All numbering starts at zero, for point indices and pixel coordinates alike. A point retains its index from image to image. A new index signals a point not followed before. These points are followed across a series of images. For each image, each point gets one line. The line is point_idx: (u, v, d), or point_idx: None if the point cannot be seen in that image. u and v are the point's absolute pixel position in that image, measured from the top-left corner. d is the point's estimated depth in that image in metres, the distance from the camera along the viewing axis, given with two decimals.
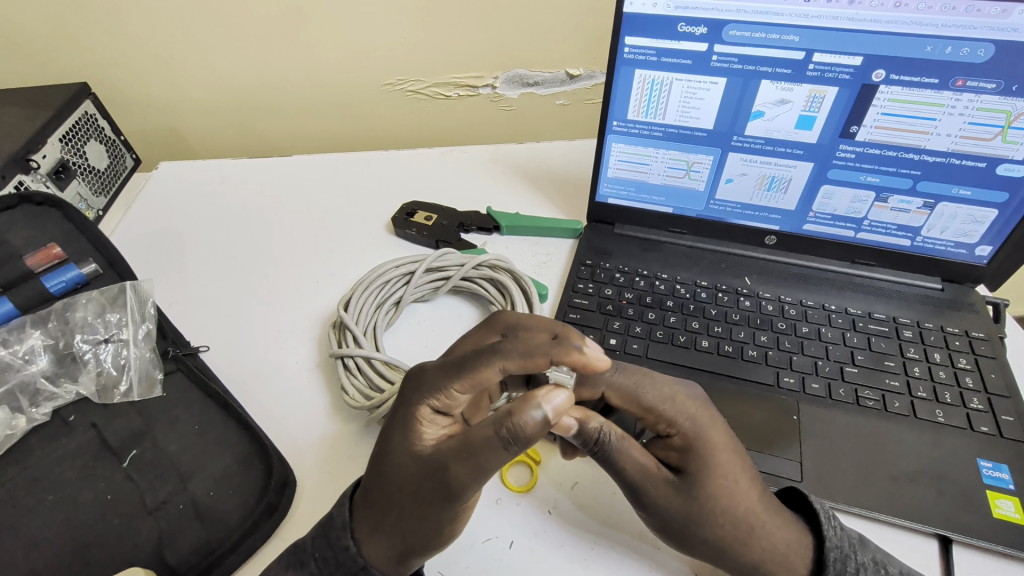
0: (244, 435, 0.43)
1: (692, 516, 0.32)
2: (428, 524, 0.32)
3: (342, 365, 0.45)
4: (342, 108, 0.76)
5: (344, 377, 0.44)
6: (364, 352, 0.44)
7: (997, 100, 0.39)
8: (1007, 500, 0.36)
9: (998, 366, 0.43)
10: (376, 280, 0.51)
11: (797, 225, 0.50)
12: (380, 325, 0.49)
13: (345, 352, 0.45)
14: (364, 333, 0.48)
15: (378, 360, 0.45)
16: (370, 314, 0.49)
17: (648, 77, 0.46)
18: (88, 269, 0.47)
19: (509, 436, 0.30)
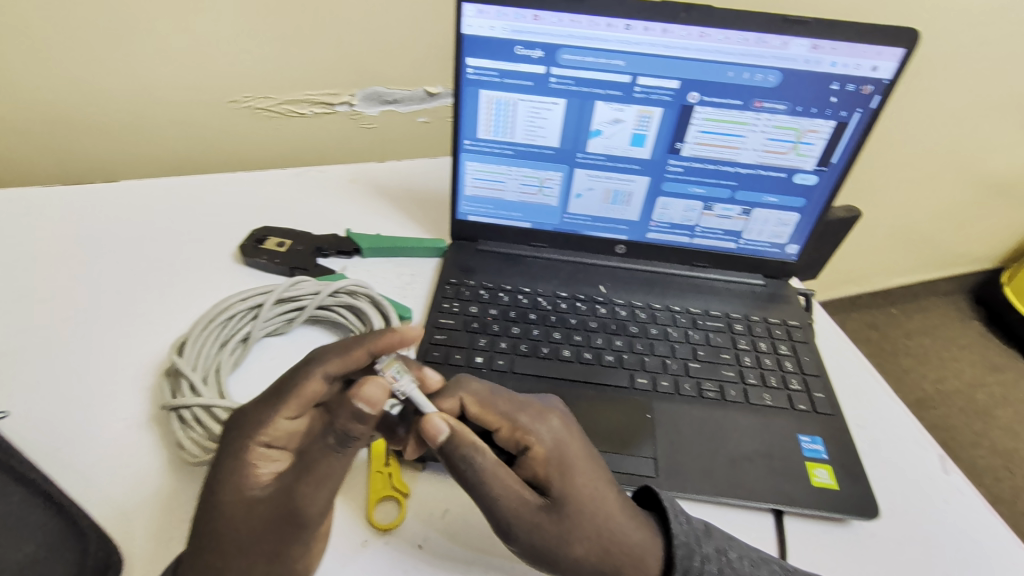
0: (52, 515, 0.35)
1: (555, 530, 0.33)
2: (282, 557, 0.33)
3: (177, 417, 0.40)
4: (180, 126, 0.69)
5: (179, 432, 0.40)
6: (202, 401, 0.40)
7: (788, 119, 0.45)
8: (822, 469, 0.41)
9: (810, 349, 0.49)
10: (218, 316, 0.46)
11: (642, 234, 0.54)
12: (224, 366, 0.44)
13: (180, 403, 0.40)
14: (205, 378, 0.43)
15: (220, 408, 0.40)
16: (212, 355, 0.44)
17: (493, 97, 0.47)
18: None
19: (338, 438, 0.34)
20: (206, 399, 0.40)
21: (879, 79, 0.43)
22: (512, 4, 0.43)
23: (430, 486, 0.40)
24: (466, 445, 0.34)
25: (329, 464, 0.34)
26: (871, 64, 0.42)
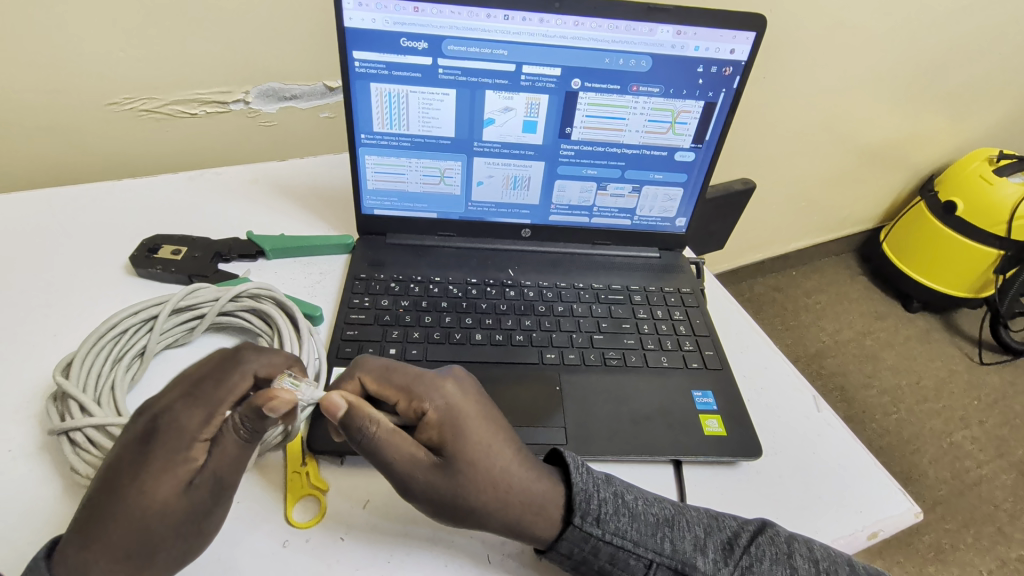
0: None
1: (454, 487, 0.35)
2: (201, 539, 0.33)
3: (67, 441, 0.38)
4: (53, 134, 0.64)
5: (72, 455, 0.38)
6: (95, 421, 0.38)
7: (663, 101, 0.48)
8: (713, 418, 0.45)
9: (701, 312, 0.54)
10: (107, 331, 0.44)
11: (544, 217, 0.56)
12: (118, 383, 0.42)
13: (69, 426, 0.38)
14: (98, 398, 0.41)
15: (116, 427, 0.39)
16: (104, 374, 0.42)
17: (384, 91, 0.47)
18: None
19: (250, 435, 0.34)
20: (98, 418, 0.39)
21: (737, 61, 0.47)
22: None
23: (348, 480, 0.41)
24: (364, 417, 0.35)
25: (243, 451, 0.34)
26: (729, 47, 0.46)
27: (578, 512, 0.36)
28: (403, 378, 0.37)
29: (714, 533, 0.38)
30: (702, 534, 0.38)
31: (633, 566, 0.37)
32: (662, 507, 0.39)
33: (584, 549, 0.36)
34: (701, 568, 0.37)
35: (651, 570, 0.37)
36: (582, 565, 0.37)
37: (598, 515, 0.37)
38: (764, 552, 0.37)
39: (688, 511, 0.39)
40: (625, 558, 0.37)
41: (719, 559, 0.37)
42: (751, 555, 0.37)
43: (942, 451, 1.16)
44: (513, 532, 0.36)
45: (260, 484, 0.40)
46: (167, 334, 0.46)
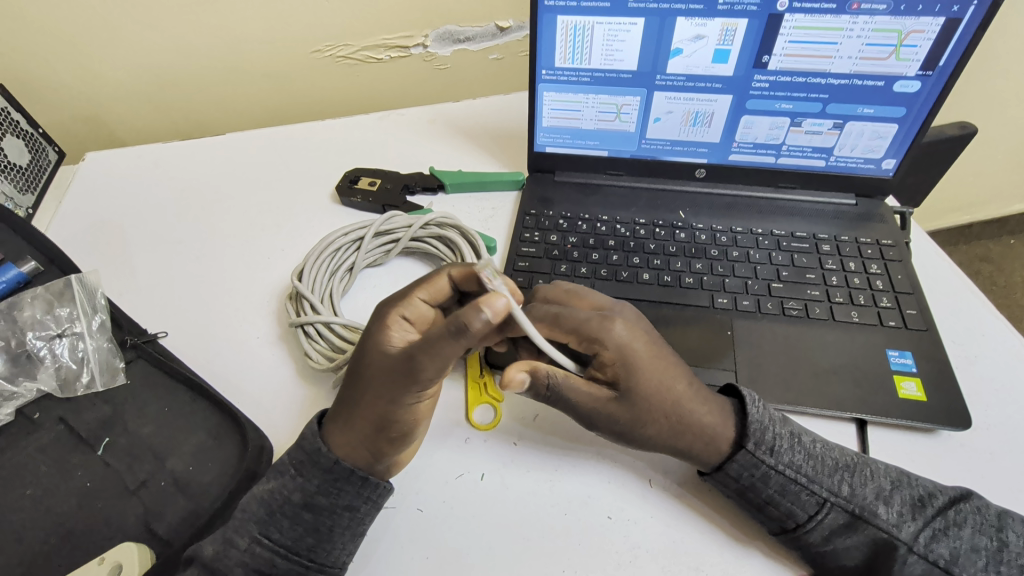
0: (214, 410, 0.44)
1: (632, 420, 0.37)
2: (392, 408, 0.36)
3: (302, 332, 0.47)
4: (271, 80, 0.74)
5: (306, 343, 0.46)
6: (323, 318, 0.46)
7: (889, 20, 0.42)
8: (911, 381, 0.41)
9: (904, 268, 0.48)
10: (326, 247, 0.51)
11: (723, 156, 0.53)
12: (336, 291, 0.50)
13: (304, 320, 0.46)
14: (321, 301, 0.49)
15: (337, 324, 0.46)
16: (325, 282, 0.50)
17: (570, 23, 0.47)
18: (27, 267, 0.48)
19: (457, 330, 0.34)
20: (325, 316, 0.46)
21: None
22: None
23: (522, 395, 0.45)
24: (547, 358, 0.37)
25: (450, 346, 0.34)
26: None
27: (751, 439, 0.36)
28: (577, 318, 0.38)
29: (902, 488, 0.36)
30: (887, 485, 0.36)
31: (805, 502, 0.35)
32: (841, 454, 0.37)
33: (755, 475, 0.36)
34: (885, 516, 0.34)
35: (825, 509, 0.35)
36: (749, 493, 0.36)
37: (771, 446, 0.37)
38: (965, 519, 0.34)
39: (871, 463, 0.37)
40: (797, 492, 0.35)
41: (906, 513, 0.35)
42: (946, 516, 0.34)
43: None
44: (687, 457, 0.37)
45: (447, 387, 0.45)
46: (370, 254, 0.53)
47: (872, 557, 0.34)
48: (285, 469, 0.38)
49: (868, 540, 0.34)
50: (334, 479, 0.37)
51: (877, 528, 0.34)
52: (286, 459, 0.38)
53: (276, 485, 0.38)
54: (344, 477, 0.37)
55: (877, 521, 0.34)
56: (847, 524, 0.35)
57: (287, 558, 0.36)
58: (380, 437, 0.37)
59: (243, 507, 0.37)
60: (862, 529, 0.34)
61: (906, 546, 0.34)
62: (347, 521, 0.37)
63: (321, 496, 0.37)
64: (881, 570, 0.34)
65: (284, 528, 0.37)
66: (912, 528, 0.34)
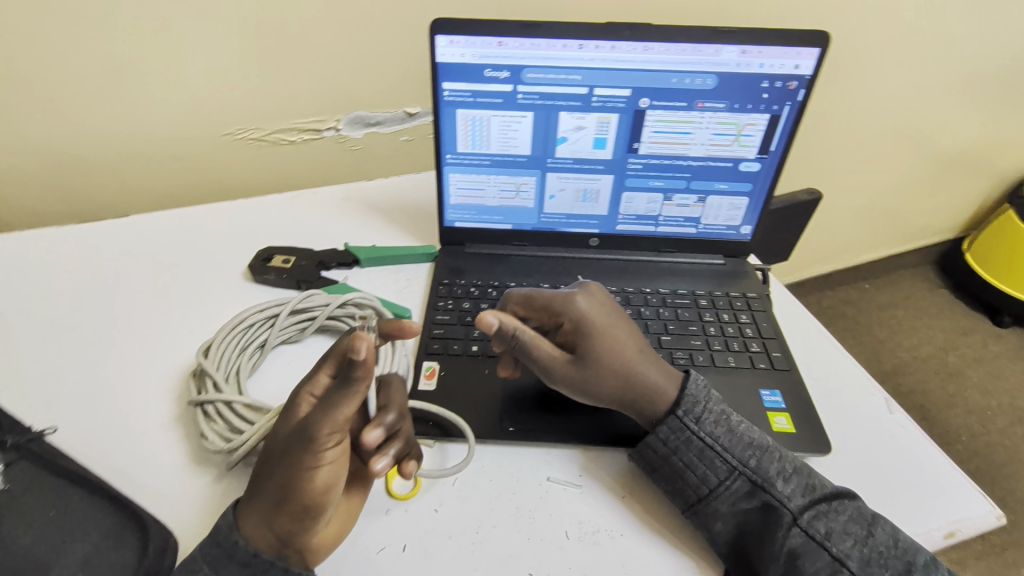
0: (114, 510, 0.41)
1: (587, 376, 0.45)
2: (291, 478, 0.36)
3: (201, 412, 0.46)
4: (180, 161, 0.75)
5: (203, 423, 0.45)
6: (224, 397, 0.46)
7: (728, 116, 0.51)
8: (782, 416, 0.47)
9: (767, 317, 0.55)
10: (238, 325, 0.51)
11: (612, 226, 0.60)
12: (242, 369, 0.50)
13: (204, 399, 0.46)
14: (226, 378, 0.49)
15: (239, 404, 0.46)
16: (233, 359, 0.50)
17: (469, 115, 0.53)
18: None
19: (341, 377, 0.34)
20: (227, 395, 0.46)
21: (802, 75, 0.49)
22: (479, 34, 0.49)
23: (437, 461, 0.46)
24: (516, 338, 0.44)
25: (335, 397, 0.35)
26: (793, 63, 0.49)
27: (682, 407, 0.44)
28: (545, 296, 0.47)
29: (802, 470, 0.42)
30: (790, 465, 0.42)
31: (717, 468, 0.42)
32: (759, 434, 0.44)
33: (679, 439, 0.43)
34: (780, 489, 0.41)
35: (733, 475, 0.42)
36: (673, 455, 0.43)
37: (698, 416, 0.44)
38: (845, 508, 0.40)
39: (780, 448, 0.44)
40: (712, 457, 0.42)
41: (800, 490, 0.41)
42: (831, 503, 0.40)
43: None
44: (632, 410, 0.45)
45: None
46: (284, 331, 0.54)
47: (766, 525, 0.40)
48: (198, 567, 0.37)
49: (764, 506, 0.41)
50: (252, 570, 0.38)
51: (771, 496, 0.41)
52: (197, 555, 0.37)
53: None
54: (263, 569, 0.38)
55: (773, 491, 0.41)
56: (749, 492, 0.41)
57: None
58: (282, 510, 0.36)
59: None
60: (760, 495, 0.41)
61: (793, 517, 0.40)
62: None
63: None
64: (769, 535, 0.40)
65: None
66: (800, 503, 0.40)
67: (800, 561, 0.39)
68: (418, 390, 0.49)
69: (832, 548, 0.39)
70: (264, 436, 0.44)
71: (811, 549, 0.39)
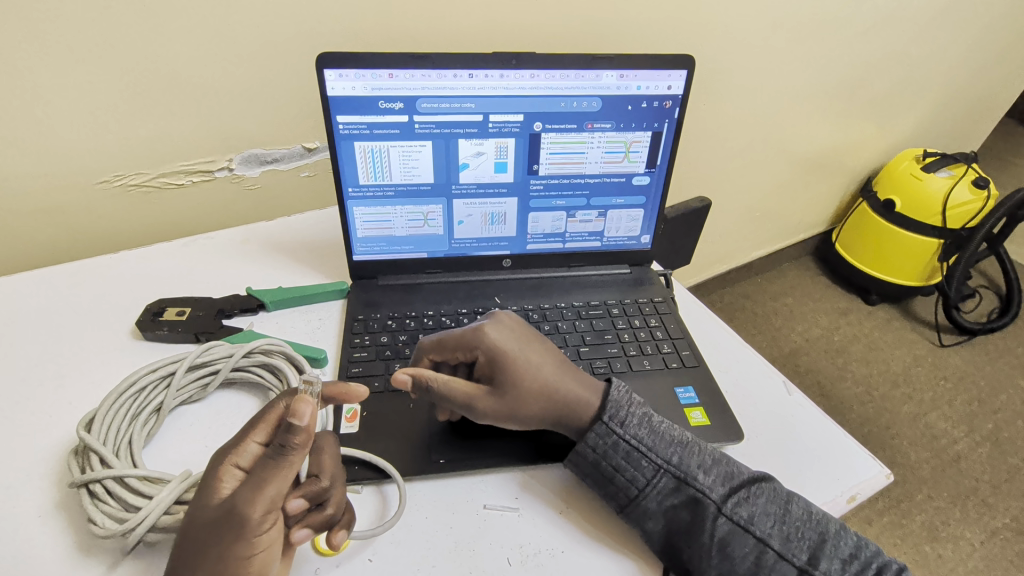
0: None
1: (510, 404, 0.45)
2: (221, 566, 0.33)
3: (87, 493, 0.41)
4: (47, 215, 0.68)
5: (90, 506, 0.40)
6: (115, 472, 0.41)
7: (616, 134, 0.55)
8: (697, 410, 0.50)
9: (674, 318, 0.59)
10: (125, 390, 0.47)
11: (522, 246, 0.61)
12: (136, 438, 0.45)
13: (89, 478, 0.41)
14: (115, 452, 0.44)
15: (134, 477, 0.41)
16: (123, 429, 0.45)
17: (367, 148, 0.53)
18: None
19: (281, 446, 0.34)
20: (117, 469, 0.41)
21: (675, 95, 0.54)
22: (368, 67, 0.49)
23: (367, 507, 0.44)
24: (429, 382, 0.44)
25: (273, 469, 0.34)
26: (666, 84, 0.53)
27: (608, 412, 0.45)
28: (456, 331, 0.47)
29: (722, 461, 0.44)
30: (711, 458, 0.45)
31: (644, 468, 0.44)
32: (682, 432, 0.46)
33: (607, 444, 0.44)
34: (702, 481, 0.43)
35: (659, 474, 0.43)
36: (602, 460, 0.44)
37: (623, 420, 0.45)
38: (763, 491, 0.43)
39: (701, 443, 0.46)
40: (638, 459, 0.44)
41: (720, 480, 0.43)
42: (750, 488, 0.43)
43: (920, 433, 1.21)
44: (561, 424, 0.46)
45: None
46: (183, 390, 0.49)
47: (693, 519, 0.42)
48: None
49: (690, 499, 0.43)
50: None
51: (695, 489, 0.43)
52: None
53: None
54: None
55: (697, 485, 0.43)
56: (674, 488, 0.43)
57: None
58: None
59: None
60: (685, 490, 0.43)
61: (717, 506, 0.42)
62: None
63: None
64: (698, 528, 0.42)
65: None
66: (722, 493, 0.42)
67: (726, 547, 0.41)
68: (341, 434, 0.47)
69: (754, 531, 0.41)
70: (165, 507, 0.40)
71: (735, 534, 0.41)
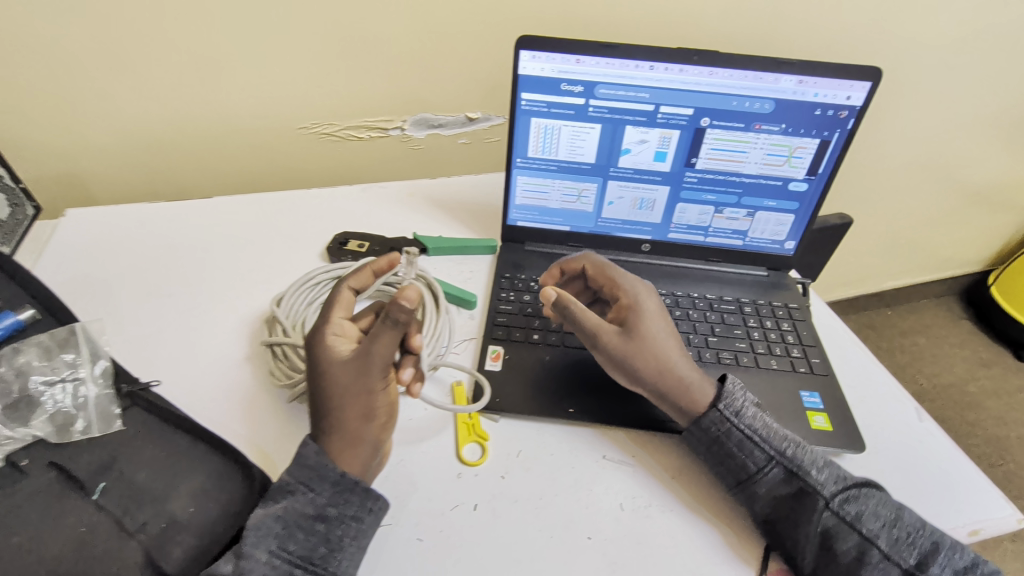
0: (238, 474, 0.46)
1: (628, 351, 0.50)
2: (362, 410, 0.44)
3: (272, 351, 0.54)
4: (255, 150, 0.81)
5: (274, 361, 0.53)
6: (290, 340, 0.53)
7: (782, 138, 0.56)
8: (819, 415, 0.51)
9: (807, 326, 0.60)
10: (305, 282, 0.60)
11: (664, 234, 0.64)
12: (308, 320, 0.57)
13: (273, 340, 0.53)
14: (294, 326, 0.57)
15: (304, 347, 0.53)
16: (300, 311, 0.58)
17: (542, 124, 0.58)
18: (100, 367, 0.51)
19: (392, 321, 0.43)
20: (292, 338, 0.54)
21: (852, 105, 0.54)
22: (559, 51, 0.54)
23: (502, 434, 0.51)
24: (572, 306, 0.51)
25: (387, 338, 0.43)
26: (846, 94, 0.53)
27: (723, 401, 0.48)
28: (615, 275, 0.56)
29: (834, 463, 0.46)
30: (821, 458, 0.46)
31: (756, 457, 0.46)
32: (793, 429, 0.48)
33: (720, 429, 0.47)
34: (813, 476, 0.45)
35: (770, 464, 0.46)
36: (714, 442, 0.47)
37: (738, 410, 0.48)
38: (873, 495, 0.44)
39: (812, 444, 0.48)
40: (751, 447, 0.46)
41: (833, 479, 0.45)
42: (861, 489, 0.44)
43: None
44: (661, 397, 0.50)
45: (439, 430, 0.51)
46: None
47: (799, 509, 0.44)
48: (294, 487, 0.42)
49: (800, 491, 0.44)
50: (340, 490, 0.42)
51: (805, 483, 0.44)
52: (291, 478, 0.43)
53: (285, 502, 0.42)
54: (349, 488, 0.43)
55: (807, 478, 0.45)
56: (784, 478, 0.45)
57: (303, 568, 0.40)
58: (362, 441, 0.44)
59: (257, 524, 0.41)
60: (795, 482, 0.45)
61: (827, 500, 0.44)
62: (354, 531, 0.41)
63: (332, 508, 0.42)
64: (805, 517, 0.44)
65: (300, 540, 0.41)
66: (833, 490, 0.44)
67: (830, 538, 0.43)
68: (485, 370, 0.54)
69: (860, 527, 0.43)
70: None
71: (843, 529, 0.43)
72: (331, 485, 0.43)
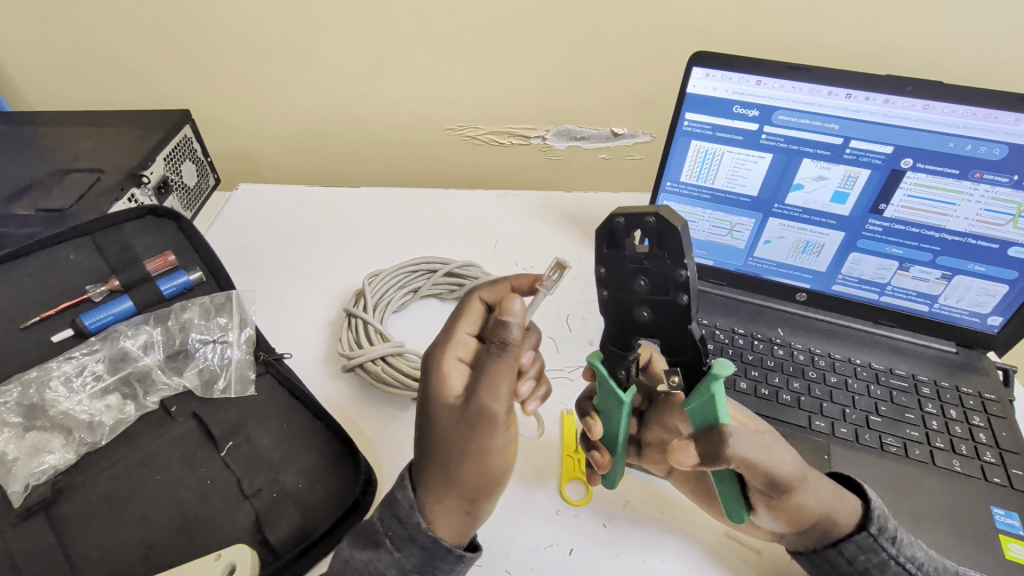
0: (346, 460, 0.47)
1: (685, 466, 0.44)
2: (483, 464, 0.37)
3: (347, 322, 0.57)
4: (404, 146, 0.84)
5: (346, 331, 0.56)
6: (364, 316, 0.56)
7: (1010, 192, 0.46)
8: (1018, 543, 0.41)
9: (1009, 425, 0.48)
10: (404, 268, 0.62)
11: (827, 285, 0.56)
12: (390, 303, 0.60)
13: (351, 311, 0.56)
14: (376, 305, 0.59)
15: (372, 327, 0.56)
16: (388, 292, 0.60)
17: (703, 148, 0.53)
18: (246, 333, 0.55)
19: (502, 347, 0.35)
20: (367, 316, 0.56)
21: None
22: (738, 70, 0.48)
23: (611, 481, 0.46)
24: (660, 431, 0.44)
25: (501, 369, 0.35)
26: None
27: (875, 523, 0.38)
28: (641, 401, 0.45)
29: None
30: None
31: None
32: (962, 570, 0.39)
33: (869, 560, 0.38)
34: None
35: None
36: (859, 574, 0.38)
37: (893, 536, 0.38)
38: None
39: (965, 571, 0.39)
40: None
41: None
42: None
43: None
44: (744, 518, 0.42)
45: (544, 460, 0.48)
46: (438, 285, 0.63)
47: None
48: (382, 542, 0.38)
49: None
50: (428, 555, 0.37)
51: None
52: (382, 528, 0.38)
53: (370, 555, 0.38)
54: (438, 556, 0.37)
55: None
56: None
57: None
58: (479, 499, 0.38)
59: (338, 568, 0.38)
60: None
61: None
62: None
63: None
64: None
65: None
66: None
67: None
68: None
69: None
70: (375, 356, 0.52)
71: None
72: (418, 548, 0.37)
